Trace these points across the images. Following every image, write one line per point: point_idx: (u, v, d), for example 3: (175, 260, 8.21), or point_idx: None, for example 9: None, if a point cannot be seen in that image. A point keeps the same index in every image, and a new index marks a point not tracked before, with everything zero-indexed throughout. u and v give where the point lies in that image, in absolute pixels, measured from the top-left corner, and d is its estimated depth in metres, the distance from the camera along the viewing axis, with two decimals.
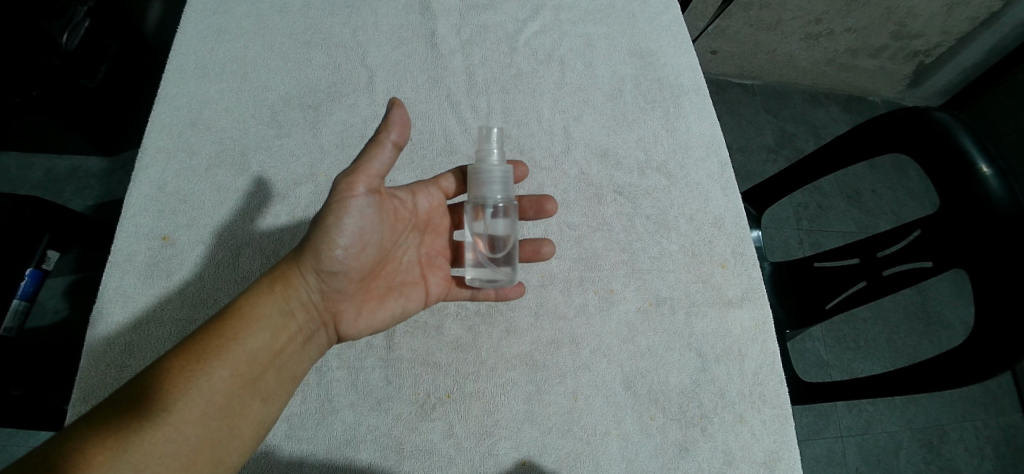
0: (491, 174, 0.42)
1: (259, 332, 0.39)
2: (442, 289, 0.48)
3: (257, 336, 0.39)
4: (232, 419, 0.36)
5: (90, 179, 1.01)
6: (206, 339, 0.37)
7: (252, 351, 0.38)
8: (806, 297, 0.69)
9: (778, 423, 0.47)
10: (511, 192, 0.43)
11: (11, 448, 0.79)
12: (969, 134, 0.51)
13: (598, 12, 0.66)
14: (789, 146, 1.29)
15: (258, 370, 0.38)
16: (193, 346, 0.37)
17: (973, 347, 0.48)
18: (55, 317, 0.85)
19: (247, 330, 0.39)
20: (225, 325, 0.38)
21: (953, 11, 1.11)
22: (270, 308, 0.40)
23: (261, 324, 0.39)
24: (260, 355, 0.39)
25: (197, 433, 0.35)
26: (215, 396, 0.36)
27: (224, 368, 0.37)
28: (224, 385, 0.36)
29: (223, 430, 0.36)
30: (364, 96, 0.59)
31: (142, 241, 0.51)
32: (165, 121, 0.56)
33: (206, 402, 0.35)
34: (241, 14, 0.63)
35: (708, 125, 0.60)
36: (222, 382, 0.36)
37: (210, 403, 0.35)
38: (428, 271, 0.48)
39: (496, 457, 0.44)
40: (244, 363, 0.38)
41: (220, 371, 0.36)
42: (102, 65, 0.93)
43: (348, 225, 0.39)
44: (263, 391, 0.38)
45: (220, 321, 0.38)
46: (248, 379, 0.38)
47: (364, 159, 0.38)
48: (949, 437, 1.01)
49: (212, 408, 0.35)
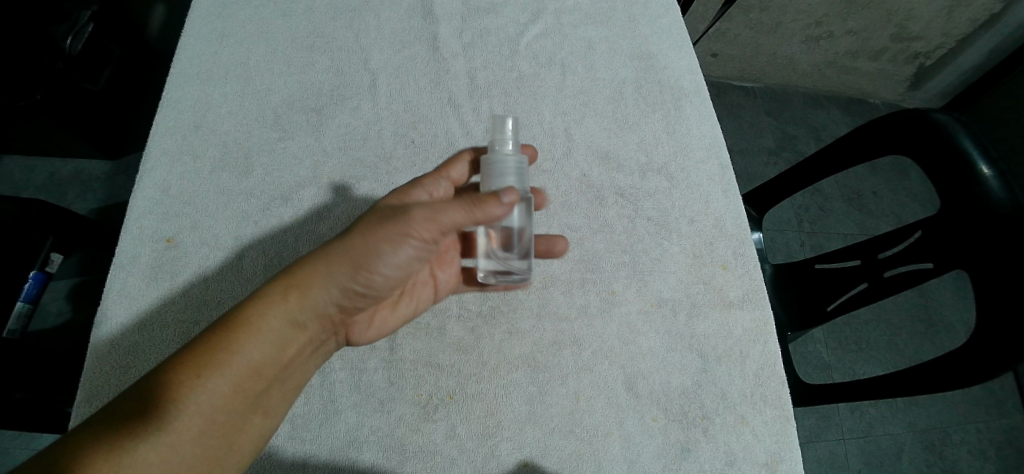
0: (504, 163, 0.42)
1: (267, 347, 0.38)
2: (450, 285, 0.51)
3: (267, 351, 0.38)
4: (234, 434, 0.37)
5: (93, 182, 1.03)
6: (215, 351, 0.36)
7: (264, 364, 0.38)
8: (807, 299, 0.69)
9: (781, 423, 0.47)
10: (524, 181, 0.43)
11: (12, 450, 0.80)
12: (969, 136, 0.51)
13: (599, 16, 0.67)
14: (789, 149, 1.30)
15: (263, 385, 0.38)
16: (201, 358, 0.36)
17: (973, 348, 0.48)
18: (59, 320, 0.88)
19: (255, 344, 0.38)
20: (240, 336, 0.37)
21: (954, 13, 1.12)
22: (288, 321, 0.39)
23: (275, 337, 0.39)
24: (271, 367, 0.39)
25: (200, 449, 0.35)
26: (218, 413, 0.36)
27: (228, 384, 0.36)
28: (233, 402, 0.37)
29: (221, 445, 0.36)
30: (366, 100, 0.60)
31: (146, 243, 0.51)
32: (168, 124, 0.57)
33: (210, 418, 0.35)
34: (246, 18, 0.64)
35: (709, 127, 0.61)
36: (227, 397, 0.36)
37: (214, 419, 0.36)
38: (439, 268, 0.50)
39: (498, 458, 0.44)
40: (248, 379, 0.37)
41: (224, 387, 0.36)
42: (105, 69, 0.94)
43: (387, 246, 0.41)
44: (266, 405, 0.39)
45: (236, 331, 0.37)
46: (251, 394, 0.38)
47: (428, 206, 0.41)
48: (951, 440, 1.00)
49: (212, 425, 0.35)
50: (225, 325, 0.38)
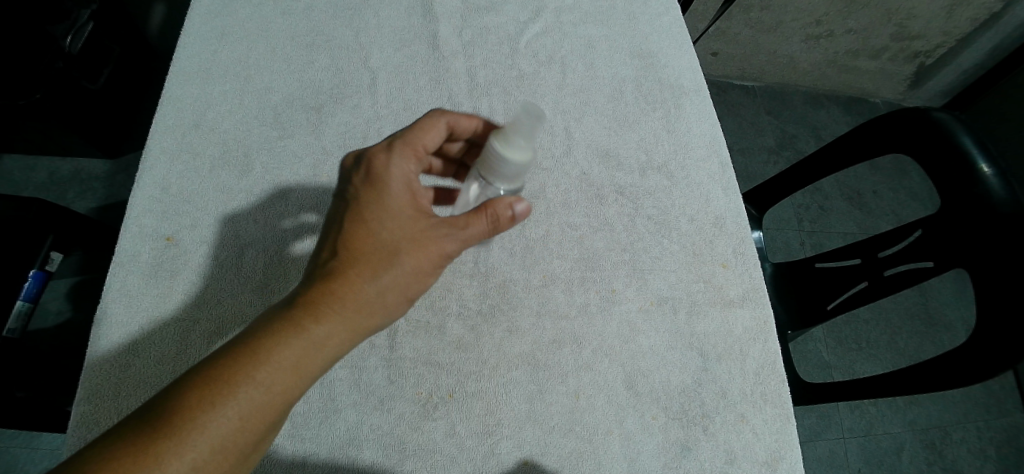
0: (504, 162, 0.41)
1: (299, 385, 0.35)
2: None
3: (299, 391, 0.34)
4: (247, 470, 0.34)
5: (93, 181, 1.03)
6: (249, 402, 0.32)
7: (293, 402, 0.34)
8: (807, 297, 0.69)
9: (781, 422, 0.47)
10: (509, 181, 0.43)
11: (12, 449, 0.80)
12: (969, 134, 0.51)
13: (599, 15, 0.67)
14: (789, 148, 1.31)
15: (285, 413, 0.36)
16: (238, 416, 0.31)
17: (974, 347, 0.48)
18: (59, 318, 0.88)
19: (290, 385, 0.34)
20: (275, 375, 0.32)
21: (954, 12, 1.11)
22: (325, 357, 0.35)
23: (310, 377, 0.34)
24: (297, 402, 0.35)
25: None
26: (250, 454, 0.33)
27: (261, 427, 0.33)
28: (264, 443, 0.33)
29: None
30: (366, 98, 0.59)
31: (146, 241, 0.51)
32: (168, 122, 0.57)
33: (242, 461, 0.32)
34: (245, 16, 0.64)
35: (708, 126, 0.61)
36: (259, 436, 0.33)
37: (245, 461, 0.33)
38: None
39: (498, 456, 0.44)
40: (277, 415, 0.34)
41: (258, 430, 0.33)
42: (105, 68, 0.94)
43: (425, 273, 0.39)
44: (279, 425, 0.37)
45: (270, 368, 0.32)
46: (275, 425, 0.35)
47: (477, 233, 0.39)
48: (952, 439, 1.00)
49: (243, 466, 0.33)
50: (262, 358, 0.32)
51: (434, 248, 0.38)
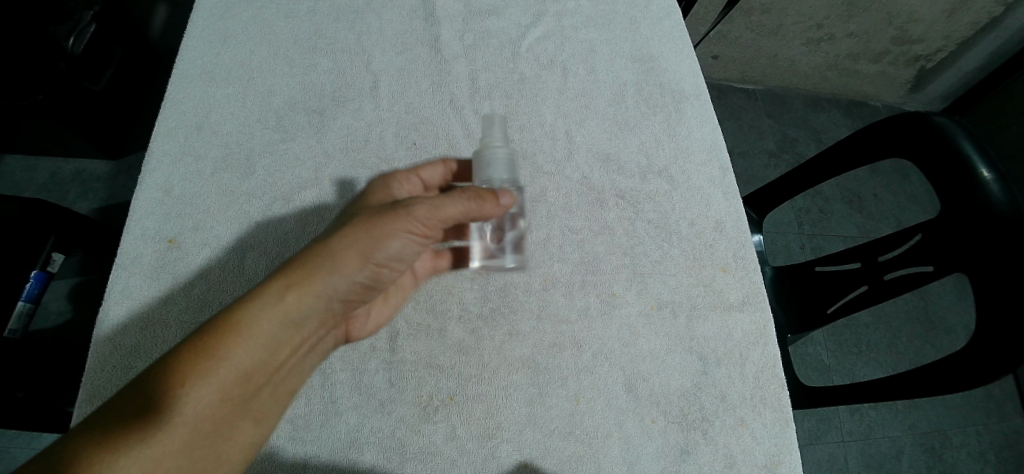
0: (495, 157, 0.45)
1: (260, 352, 0.37)
2: (429, 269, 0.51)
3: (257, 356, 0.37)
4: (220, 441, 0.36)
5: (95, 182, 1.04)
6: (210, 354, 0.35)
7: (255, 368, 0.37)
8: (807, 301, 0.69)
9: (780, 426, 0.48)
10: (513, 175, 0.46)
11: (12, 449, 0.80)
12: (970, 139, 0.51)
13: (600, 19, 0.67)
14: (789, 151, 1.31)
15: (254, 390, 0.37)
16: (191, 364, 0.34)
17: (973, 352, 0.48)
18: (59, 319, 0.89)
19: (252, 345, 0.37)
20: (235, 337, 0.36)
21: (955, 16, 1.12)
22: (284, 321, 0.38)
23: (266, 339, 0.37)
24: (263, 372, 0.38)
25: (183, 457, 0.34)
26: (204, 422, 0.34)
27: (217, 390, 0.35)
28: (220, 410, 0.35)
29: (208, 452, 0.35)
30: (368, 101, 0.60)
31: (149, 243, 0.51)
32: (171, 125, 0.57)
33: (195, 425, 0.34)
34: (248, 19, 0.64)
35: (709, 130, 0.61)
36: (216, 402, 0.35)
37: (199, 427, 0.34)
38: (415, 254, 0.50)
39: (498, 459, 0.44)
40: (239, 385, 0.36)
41: (213, 393, 0.35)
42: (107, 69, 0.94)
43: (393, 249, 0.42)
44: (255, 412, 0.38)
45: (232, 329, 0.36)
46: (240, 401, 0.37)
47: (445, 205, 0.42)
48: (951, 442, 1.00)
49: (198, 433, 0.34)
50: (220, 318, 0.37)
51: (390, 220, 0.41)
